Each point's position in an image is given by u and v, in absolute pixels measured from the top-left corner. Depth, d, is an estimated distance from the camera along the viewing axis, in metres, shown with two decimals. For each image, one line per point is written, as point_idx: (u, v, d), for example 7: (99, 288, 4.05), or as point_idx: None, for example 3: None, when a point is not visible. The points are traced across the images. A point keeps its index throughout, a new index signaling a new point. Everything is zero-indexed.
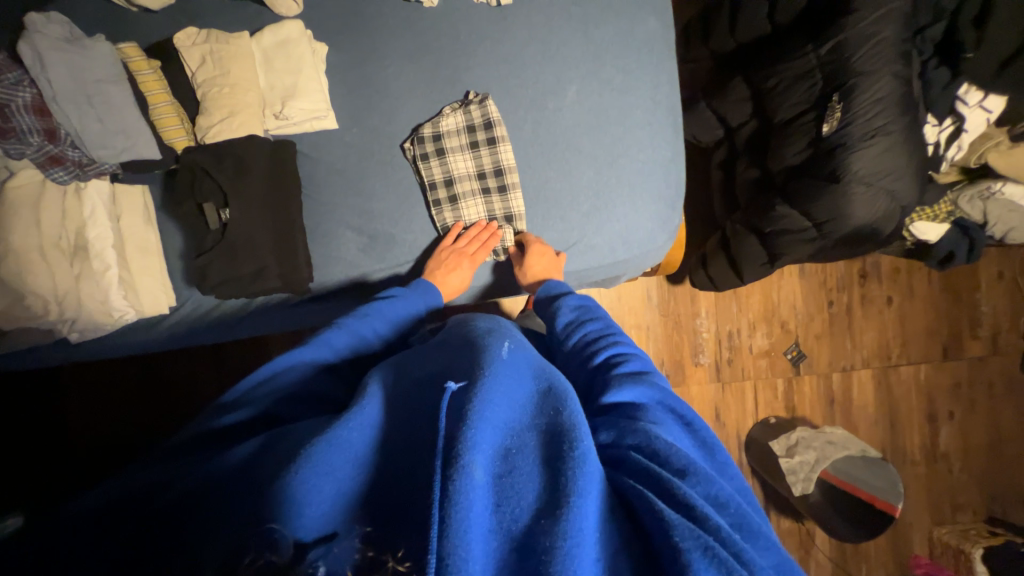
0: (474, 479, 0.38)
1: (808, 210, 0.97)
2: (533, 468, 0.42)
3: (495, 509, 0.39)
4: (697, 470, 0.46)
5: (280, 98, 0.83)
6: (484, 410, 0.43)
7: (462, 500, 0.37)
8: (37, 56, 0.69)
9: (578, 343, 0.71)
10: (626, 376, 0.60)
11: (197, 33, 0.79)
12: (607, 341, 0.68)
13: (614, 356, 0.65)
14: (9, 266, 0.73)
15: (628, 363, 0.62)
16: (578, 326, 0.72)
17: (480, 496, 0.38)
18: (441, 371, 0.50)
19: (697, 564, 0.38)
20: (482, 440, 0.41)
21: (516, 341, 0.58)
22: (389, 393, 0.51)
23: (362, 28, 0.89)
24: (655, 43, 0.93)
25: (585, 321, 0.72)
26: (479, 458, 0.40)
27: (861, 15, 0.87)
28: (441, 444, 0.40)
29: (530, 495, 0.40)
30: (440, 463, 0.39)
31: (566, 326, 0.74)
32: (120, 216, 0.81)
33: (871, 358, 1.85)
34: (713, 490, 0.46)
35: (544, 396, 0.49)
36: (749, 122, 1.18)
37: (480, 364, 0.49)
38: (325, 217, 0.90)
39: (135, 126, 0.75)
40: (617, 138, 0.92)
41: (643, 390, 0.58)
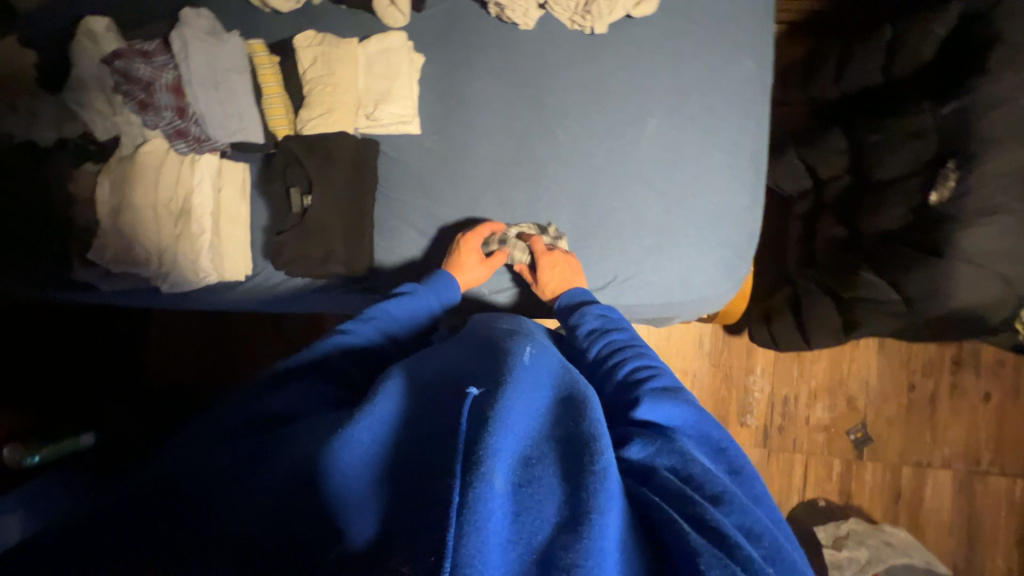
0: (495, 487, 0.36)
1: (898, 281, 0.87)
2: (555, 478, 0.40)
3: (515, 518, 0.37)
4: (730, 498, 0.45)
5: (374, 101, 0.90)
6: (509, 414, 0.41)
7: (482, 508, 0.34)
8: (185, 45, 0.79)
9: (603, 350, 0.69)
10: (656, 392, 0.58)
11: (314, 35, 0.87)
12: (633, 352, 0.66)
13: (642, 369, 0.63)
14: (129, 218, 0.85)
15: (658, 378, 0.61)
16: (604, 334, 0.71)
17: (500, 505, 0.36)
18: (462, 370, 0.48)
19: None
20: (504, 446, 0.39)
21: (542, 348, 0.56)
22: (406, 388, 0.48)
23: (459, 44, 0.94)
24: (750, 85, 0.90)
25: (611, 330, 0.71)
26: (501, 466, 0.38)
27: (995, 78, 0.79)
28: (463, 445, 0.38)
29: (552, 505, 0.38)
30: (461, 468, 0.37)
31: (590, 333, 0.72)
32: (220, 186, 0.89)
33: (954, 458, 1.61)
34: (746, 518, 0.44)
35: (568, 403, 0.47)
36: (842, 177, 1.09)
37: (504, 362, 0.47)
38: (394, 215, 0.94)
39: (248, 114, 0.84)
40: (692, 176, 0.89)
41: (678, 410, 0.57)
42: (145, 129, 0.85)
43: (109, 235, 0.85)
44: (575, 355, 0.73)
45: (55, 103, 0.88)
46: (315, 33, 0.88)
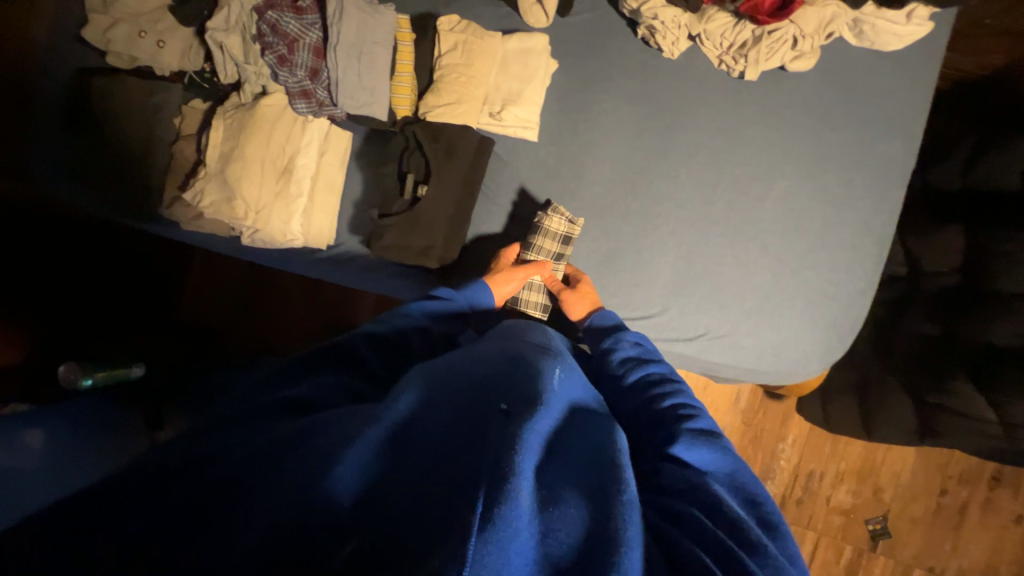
0: (520, 506, 0.31)
1: (1002, 405, 0.87)
2: (580, 502, 0.35)
3: (541, 542, 0.32)
4: (769, 551, 0.40)
5: (502, 100, 0.87)
6: (535, 429, 0.36)
7: (506, 528, 0.29)
8: (341, 9, 0.77)
9: (637, 381, 0.65)
10: (691, 434, 0.54)
11: (459, 21, 0.84)
12: (669, 387, 0.62)
13: (679, 407, 0.59)
14: (235, 168, 0.82)
15: (696, 419, 0.56)
16: (640, 364, 0.67)
17: (524, 528, 0.31)
18: (480, 375, 0.43)
19: None
20: (530, 462, 0.34)
21: (570, 369, 0.51)
22: (423, 384, 0.42)
23: (597, 58, 0.90)
24: (893, 167, 0.85)
25: (648, 361, 0.67)
26: (526, 482, 0.32)
27: None
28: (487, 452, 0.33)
29: (578, 531, 0.33)
30: (483, 477, 0.31)
31: (624, 360, 0.68)
32: (323, 151, 0.87)
33: (970, 572, 1.57)
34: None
35: (595, 431, 0.42)
36: (946, 274, 1.02)
37: (533, 377, 0.42)
38: (491, 218, 0.91)
39: (379, 89, 0.81)
40: (811, 248, 0.85)
41: (712, 455, 0.52)
42: (271, 83, 0.82)
43: (212, 180, 0.82)
44: (602, 380, 0.69)
45: (187, 39, 0.87)
46: (460, 19, 0.85)
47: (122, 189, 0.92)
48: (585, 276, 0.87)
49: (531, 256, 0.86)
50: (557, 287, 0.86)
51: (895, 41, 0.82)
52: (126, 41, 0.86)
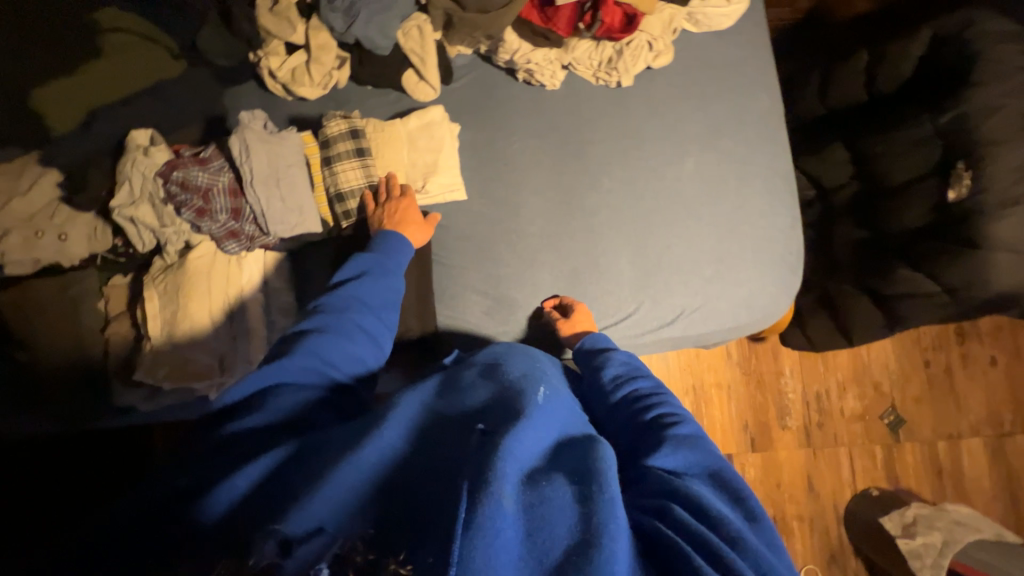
0: (504, 508, 0.37)
1: (936, 275, 0.92)
2: (564, 501, 0.41)
3: (527, 541, 0.38)
4: (746, 543, 0.45)
5: (423, 175, 0.90)
6: (514, 448, 0.42)
7: (490, 526, 0.36)
8: (245, 147, 0.76)
9: (625, 396, 0.68)
10: (679, 439, 0.58)
11: (340, 121, 0.84)
12: (658, 398, 0.66)
13: (668, 414, 0.62)
14: (183, 329, 0.80)
15: (683, 425, 0.60)
16: (628, 380, 0.70)
17: (509, 527, 0.37)
18: (468, 405, 0.50)
19: None
20: (511, 471, 0.41)
21: (554, 383, 0.57)
22: (411, 421, 0.49)
23: (492, 109, 0.98)
24: (770, 116, 0.97)
25: (636, 377, 0.70)
26: (508, 487, 0.39)
27: (987, 88, 0.85)
28: (471, 470, 0.40)
29: (564, 530, 0.39)
30: (468, 487, 0.38)
31: (613, 378, 0.71)
32: (269, 279, 0.86)
33: (981, 425, 1.70)
34: (762, 565, 0.44)
35: (581, 441, 0.48)
36: (848, 184, 1.16)
37: (516, 405, 0.48)
38: (453, 281, 0.93)
39: (306, 205, 0.82)
40: (737, 206, 0.94)
41: (698, 459, 0.56)
42: (195, 236, 0.81)
43: (164, 349, 0.79)
44: (591, 398, 0.72)
45: (91, 222, 0.84)
46: (342, 114, 0.85)
47: (60, 400, 0.84)
48: (581, 304, 0.90)
49: (342, 171, 0.83)
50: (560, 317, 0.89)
51: (727, 19, 0.94)
52: (23, 248, 0.80)
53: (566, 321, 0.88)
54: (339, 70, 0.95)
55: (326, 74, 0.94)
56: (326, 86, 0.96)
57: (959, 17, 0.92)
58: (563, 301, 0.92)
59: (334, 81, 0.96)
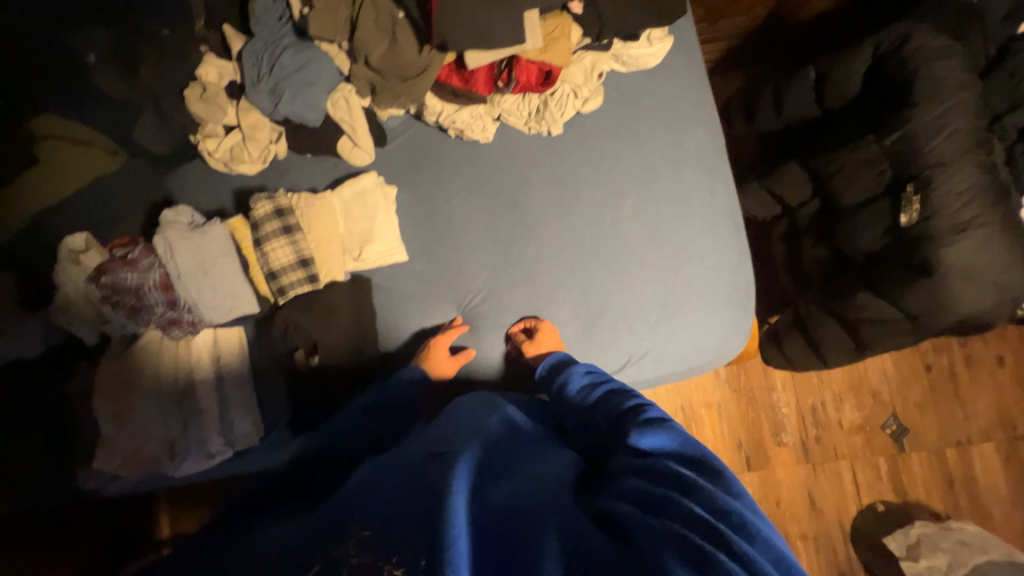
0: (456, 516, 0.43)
1: (897, 302, 0.88)
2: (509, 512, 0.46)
3: (480, 541, 0.43)
4: (699, 487, 0.47)
5: (358, 243, 0.91)
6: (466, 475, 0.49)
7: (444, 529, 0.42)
8: (169, 246, 0.82)
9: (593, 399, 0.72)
10: (638, 423, 0.60)
11: (265, 200, 0.86)
12: (621, 394, 0.69)
13: (630, 406, 0.66)
14: (132, 419, 0.83)
15: (643, 411, 0.63)
16: (591, 387, 0.74)
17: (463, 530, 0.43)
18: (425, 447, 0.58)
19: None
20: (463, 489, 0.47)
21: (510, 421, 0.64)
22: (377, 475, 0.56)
23: (426, 168, 0.98)
24: (708, 150, 0.95)
25: (598, 382, 0.74)
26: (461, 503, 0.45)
27: (925, 109, 0.82)
28: (427, 495, 0.47)
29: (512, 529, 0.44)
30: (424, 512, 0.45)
31: (578, 389, 0.75)
32: (219, 358, 0.88)
33: (991, 429, 1.61)
34: (718, 505, 0.45)
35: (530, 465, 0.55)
36: (810, 202, 1.13)
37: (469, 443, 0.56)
38: (398, 344, 0.93)
39: (240, 291, 0.87)
40: (678, 247, 0.92)
41: (665, 434, 0.57)
42: (139, 326, 0.84)
43: (114, 440, 0.82)
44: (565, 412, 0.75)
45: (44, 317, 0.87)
46: (267, 194, 0.87)
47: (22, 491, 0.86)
48: (545, 321, 0.91)
49: (268, 251, 0.85)
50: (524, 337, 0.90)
51: (652, 59, 0.93)
52: None
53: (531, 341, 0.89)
54: (275, 143, 0.97)
55: (263, 149, 0.95)
56: (265, 160, 0.97)
57: (896, 32, 0.88)
58: (527, 322, 0.92)
59: (273, 153, 0.98)
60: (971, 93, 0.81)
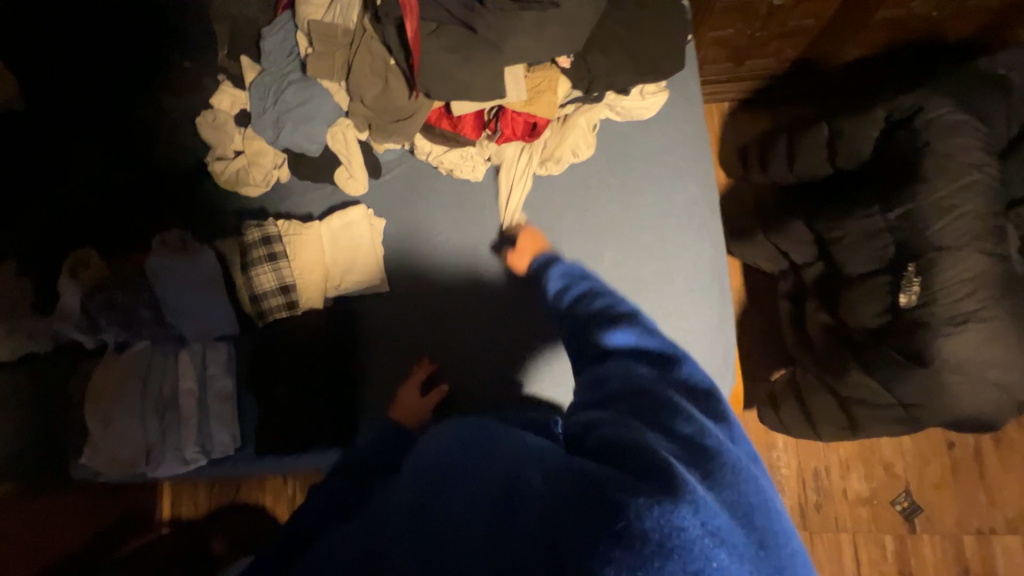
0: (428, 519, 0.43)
1: (891, 387, 0.82)
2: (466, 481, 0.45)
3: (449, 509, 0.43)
4: (669, 413, 0.48)
5: (341, 272, 0.94)
6: (427, 479, 0.49)
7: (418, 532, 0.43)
8: (157, 269, 0.90)
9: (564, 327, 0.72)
10: (603, 328, 0.63)
11: (255, 226, 0.91)
12: (584, 292, 0.70)
13: (597, 300, 0.68)
14: (117, 423, 0.89)
15: (606, 307, 0.66)
16: (558, 297, 0.73)
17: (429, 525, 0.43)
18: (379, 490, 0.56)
19: (629, 498, 0.36)
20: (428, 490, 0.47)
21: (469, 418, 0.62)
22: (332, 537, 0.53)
23: (413, 202, 0.99)
24: (698, 207, 0.92)
25: (566, 281, 0.73)
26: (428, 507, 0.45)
27: (934, 185, 0.76)
28: (395, 522, 0.46)
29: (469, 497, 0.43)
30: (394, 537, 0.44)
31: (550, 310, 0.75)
32: (205, 370, 0.93)
33: (1019, 520, 1.46)
34: (681, 428, 0.46)
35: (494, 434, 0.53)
36: (815, 263, 1.07)
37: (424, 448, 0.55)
38: (368, 375, 0.94)
39: (222, 309, 0.92)
40: (655, 304, 0.90)
41: (628, 330, 0.61)
42: (128, 336, 0.92)
43: (94, 442, 0.88)
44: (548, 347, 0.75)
45: None
46: (258, 221, 0.92)
47: None
48: (535, 231, 0.91)
49: (257, 276, 0.90)
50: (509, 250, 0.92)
51: (646, 112, 0.92)
52: None
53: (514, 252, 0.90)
54: (279, 168, 1.00)
55: (266, 173, 0.99)
56: (268, 184, 1.00)
57: (910, 101, 0.82)
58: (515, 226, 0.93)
59: (275, 177, 1.01)
60: (986, 175, 0.74)
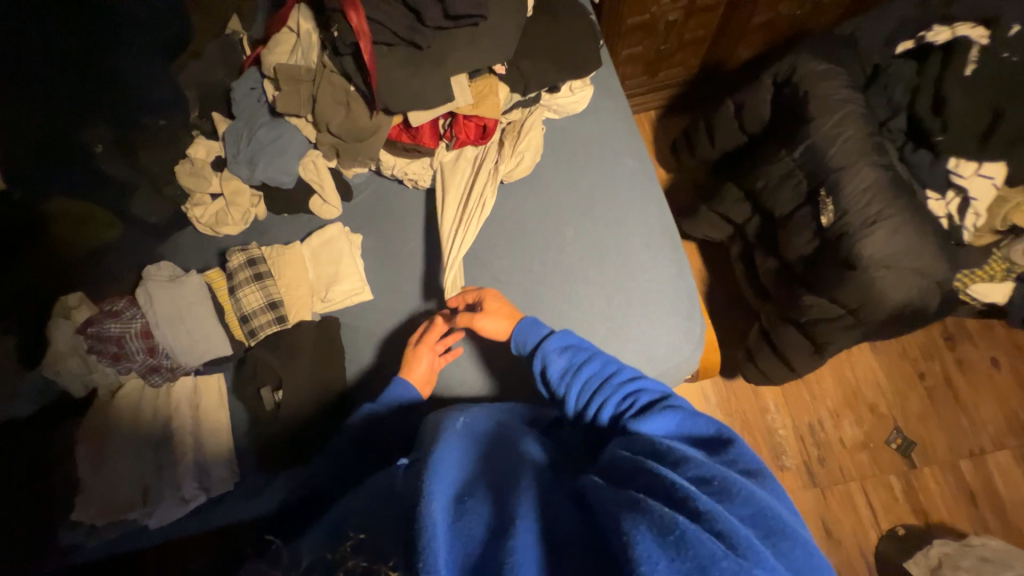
0: (432, 512, 0.47)
1: (835, 298, 0.92)
2: (482, 505, 0.50)
3: (456, 522, 0.48)
4: (683, 459, 0.52)
5: (325, 284, 1.00)
6: (435, 469, 0.53)
7: (422, 518, 0.46)
8: (149, 296, 0.91)
9: (581, 390, 0.77)
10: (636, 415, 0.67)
11: (239, 253, 0.97)
12: (607, 382, 0.75)
13: (626, 396, 0.72)
14: (112, 467, 0.89)
15: (637, 400, 0.70)
16: (574, 373, 0.78)
17: (438, 526, 0.46)
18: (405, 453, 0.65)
19: (634, 528, 0.43)
20: (438, 488, 0.51)
21: (473, 419, 0.70)
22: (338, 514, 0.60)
23: (385, 215, 1.08)
24: (638, 177, 1.05)
25: (580, 364, 0.79)
26: (436, 501, 0.49)
27: (820, 122, 0.91)
28: (402, 504, 0.52)
29: (484, 518, 0.48)
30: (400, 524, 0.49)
31: (561, 375, 0.80)
32: (198, 404, 0.96)
33: (1004, 435, 1.53)
34: (694, 469, 0.50)
35: (499, 456, 0.60)
36: (753, 218, 1.20)
37: (435, 440, 0.62)
38: (365, 378, 0.97)
39: (215, 334, 0.95)
40: (619, 264, 0.99)
41: (662, 417, 0.65)
42: (121, 375, 0.94)
43: (88, 489, 0.88)
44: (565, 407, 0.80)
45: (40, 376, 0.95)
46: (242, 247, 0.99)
47: None
48: (497, 295, 0.94)
49: (243, 297, 0.95)
50: (471, 317, 0.91)
51: (579, 105, 1.06)
52: None
53: (478, 317, 0.90)
54: (255, 206, 1.09)
55: (244, 213, 1.08)
56: (247, 222, 1.09)
57: (786, 64, 0.98)
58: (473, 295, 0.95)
59: (254, 216, 1.10)
60: (856, 106, 0.91)
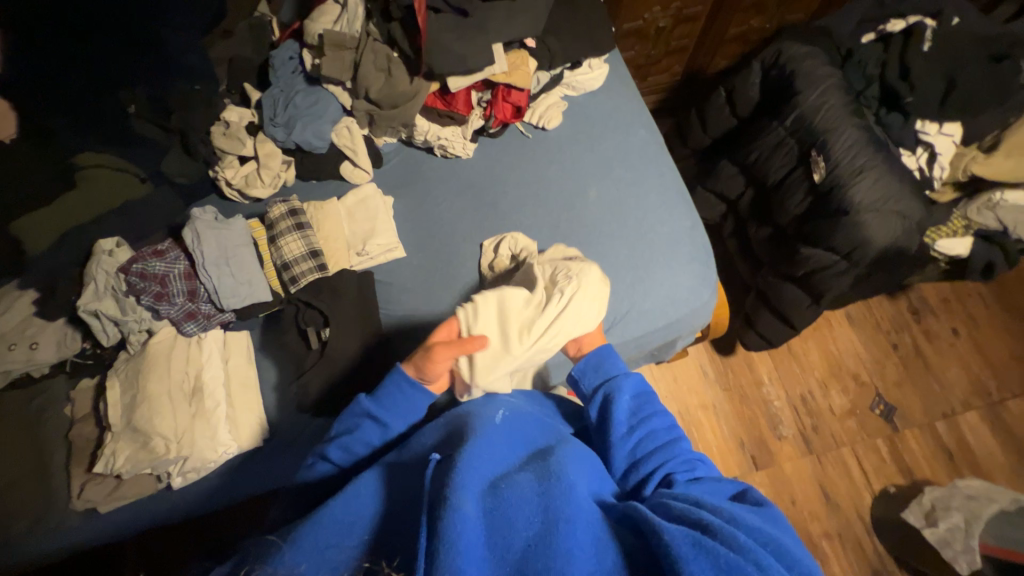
0: (465, 513, 0.46)
1: (830, 245, 1.03)
2: (524, 497, 0.50)
3: (488, 533, 0.47)
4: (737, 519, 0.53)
5: (362, 239, 1.03)
6: (471, 461, 0.52)
7: (454, 529, 0.45)
8: (197, 235, 0.90)
9: (643, 442, 0.70)
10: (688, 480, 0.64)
11: (282, 206, 1.00)
12: (669, 440, 0.70)
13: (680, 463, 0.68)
14: (139, 414, 0.85)
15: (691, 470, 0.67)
16: (643, 420, 0.72)
17: (471, 526, 0.46)
18: (428, 444, 0.64)
19: (689, 556, 0.45)
20: (470, 481, 0.50)
21: (509, 415, 0.68)
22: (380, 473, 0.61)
23: (416, 180, 1.13)
24: (650, 144, 1.15)
25: (650, 415, 0.72)
26: (468, 495, 0.48)
27: (806, 94, 1.06)
28: (430, 488, 0.51)
29: (523, 519, 0.48)
30: (428, 512, 0.48)
31: (627, 418, 0.72)
32: (227, 359, 0.95)
33: (969, 397, 1.68)
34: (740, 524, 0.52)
35: (535, 457, 0.59)
36: (747, 192, 1.31)
37: (470, 434, 0.59)
38: (399, 327, 0.99)
39: (255, 278, 0.94)
40: (639, 218, 1.08)
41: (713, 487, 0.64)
42: (153, 321, 0.92)
43: (122, 436, 0.85)
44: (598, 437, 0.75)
45: (59, 330, 0.93)
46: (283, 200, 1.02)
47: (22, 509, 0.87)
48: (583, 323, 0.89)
49: (285, 244, 0.96)
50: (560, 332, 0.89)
51: (595, 82, 1.18)
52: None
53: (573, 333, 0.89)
54: (285, 171, 1.12)
55: (274, 176, 1.10)
56: (276, 185, 1.11)
57: (772, 49, 1.14)
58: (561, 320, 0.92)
59: (283, 180, 1.12)
60: (835, 80, 1.06)
